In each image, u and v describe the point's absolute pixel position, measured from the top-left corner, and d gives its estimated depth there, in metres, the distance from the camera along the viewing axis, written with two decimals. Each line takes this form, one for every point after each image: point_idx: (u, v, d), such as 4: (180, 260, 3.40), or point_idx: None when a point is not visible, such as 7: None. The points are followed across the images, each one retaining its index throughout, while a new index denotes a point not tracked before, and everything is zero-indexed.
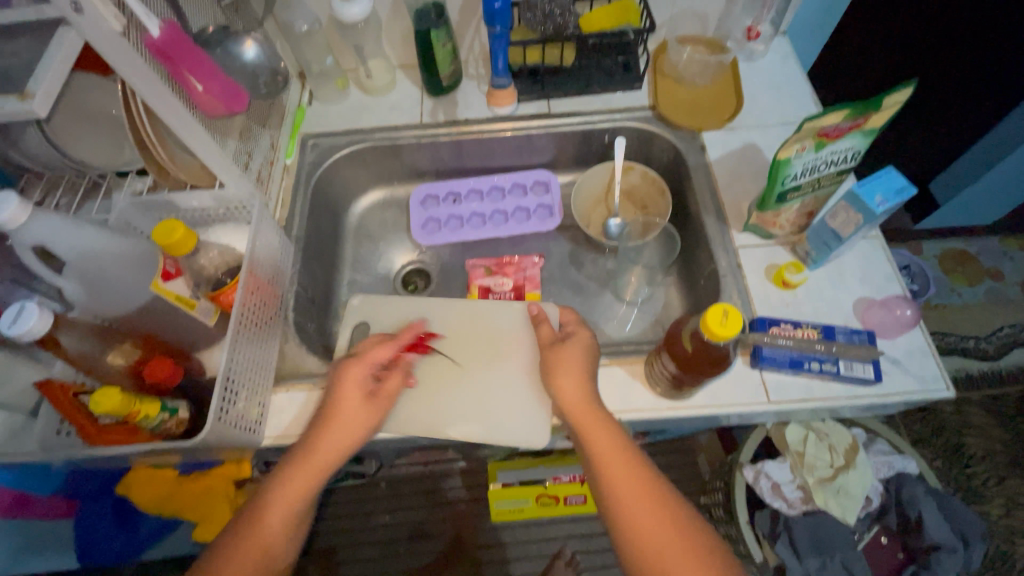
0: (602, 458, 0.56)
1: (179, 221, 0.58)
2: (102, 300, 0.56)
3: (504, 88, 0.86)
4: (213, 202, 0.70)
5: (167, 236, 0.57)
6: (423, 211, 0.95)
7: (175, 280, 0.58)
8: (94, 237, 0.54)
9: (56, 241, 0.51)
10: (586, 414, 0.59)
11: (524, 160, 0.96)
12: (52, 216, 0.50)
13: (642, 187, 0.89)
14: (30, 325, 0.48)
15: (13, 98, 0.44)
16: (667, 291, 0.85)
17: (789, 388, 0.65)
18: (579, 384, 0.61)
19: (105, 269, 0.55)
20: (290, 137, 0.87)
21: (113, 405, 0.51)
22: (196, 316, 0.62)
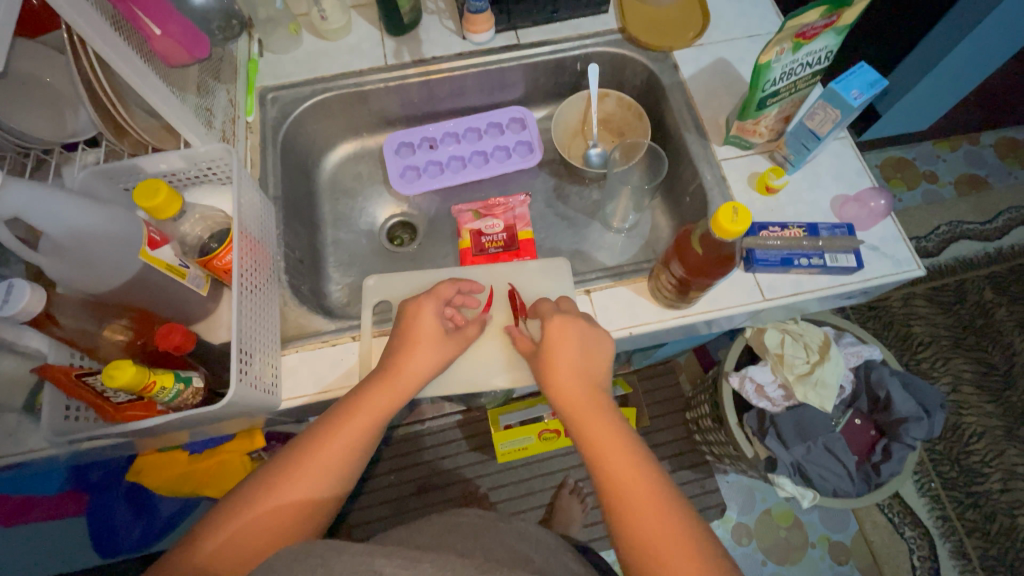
0: (598, 428, 0.55)
1: (162, 182, 0.54)
2: (87, 274, 0.52)
3: (481, 13, 0.82)
4: (184, 162, 0.64)
5: (149, 197, 0.53)
6: (399, 160, 0.92)
7: (162, 247, 0.55)
8: (71, 204, 0.50)
9: (33, 211, 0.47)
10: (580, 395, 0.57)
11: (496, 97, 0.93)
12: (25, 184, 0.46)
13: (618, 114, 0.90)
14: (25, 301, 0.46)
15: None
16: (653, 214, 0.87)
17: (781, 285, 0.70)
18: (571, 371, 0.58)
19: (86, 238, 0.50)
20: (246, 92, 0.81)
21: (128, 378, 0.48)
22: (188, 285, 0.59)
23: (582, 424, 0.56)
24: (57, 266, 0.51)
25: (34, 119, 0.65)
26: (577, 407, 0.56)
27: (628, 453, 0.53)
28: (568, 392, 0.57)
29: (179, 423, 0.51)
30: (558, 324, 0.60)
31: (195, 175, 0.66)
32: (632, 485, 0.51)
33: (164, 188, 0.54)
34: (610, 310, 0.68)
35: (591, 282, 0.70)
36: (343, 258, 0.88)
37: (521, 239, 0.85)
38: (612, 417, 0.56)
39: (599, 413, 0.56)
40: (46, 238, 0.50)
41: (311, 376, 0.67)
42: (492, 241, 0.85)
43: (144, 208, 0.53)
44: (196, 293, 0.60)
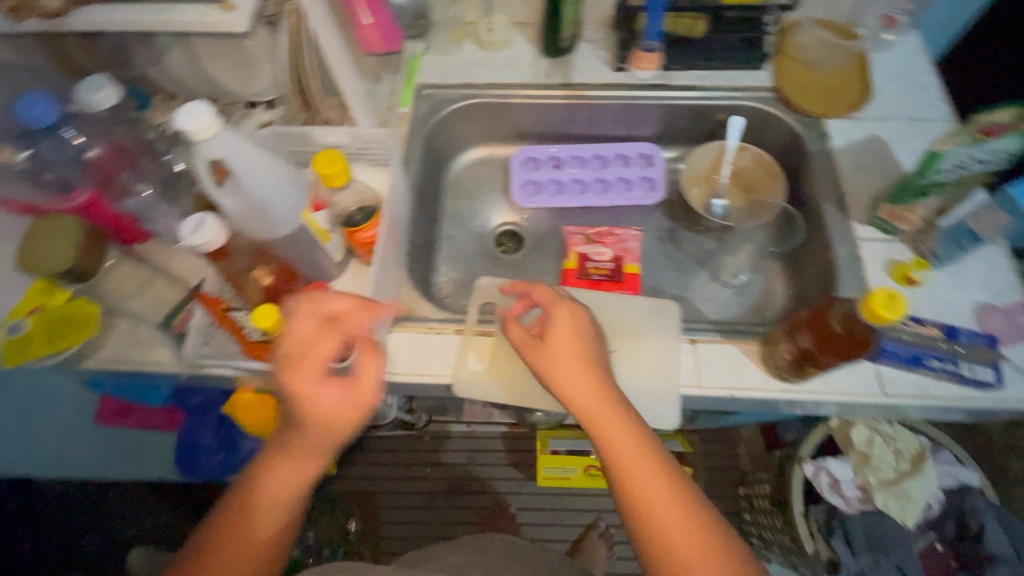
0: (618, 449, 0.54)
1: (339, 154, 0.61)
2: (254, 220, 0.56)
3: (650, 52, 0.85)
4: (349, 137, 0.69)
5: (327, 165, 0.61)
6: (523, 173, 0.95)
7: (320, 213, 0.62)
8: (264, 164, 0.54)
9: (235, 158, 0.51)
10: (593, 401, 0.55)
11: (629, 130, 0.94)
12: (233, 133, 0.51)
13: (752, 169, 0.88)
14: (209, 237, 0.55)
15: (218, 9, 0.47)
16: (766, 277, 0.84)
17: (903, 383, 0.65)
18: (581, 366, 0.56)
19: (266, 195, 0.54)
20: (406, 85, 0.87)
21: (271, 323, 0.53)
22: (326, 251, 0.63)
23: (601, 436, 0.55)
24: (233, 208, 0.55)
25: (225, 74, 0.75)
26: (595, 413, 0.55)
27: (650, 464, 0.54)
28: (578, 397, 0.56)
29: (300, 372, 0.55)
30: (558, 319, 0.59)
31: (356, 152, 0.70)
32: (650, 491, 0.53)
33: (339, 162, 0.61)
34: (714, 365, 0.65)
35: (700, 332, 0.67)
36: (451, 253, 0.92)
37: (627, 273, 0.84)
38: (625, 418, 0.56)
39: (618, 425, 0.55)
40: (232, 184, 0.54)
41: (412, 357, 0.70)
42: (597, 268, 0.85)
43: (319, 173, 0.61)
44: (329, 259, 0.64)
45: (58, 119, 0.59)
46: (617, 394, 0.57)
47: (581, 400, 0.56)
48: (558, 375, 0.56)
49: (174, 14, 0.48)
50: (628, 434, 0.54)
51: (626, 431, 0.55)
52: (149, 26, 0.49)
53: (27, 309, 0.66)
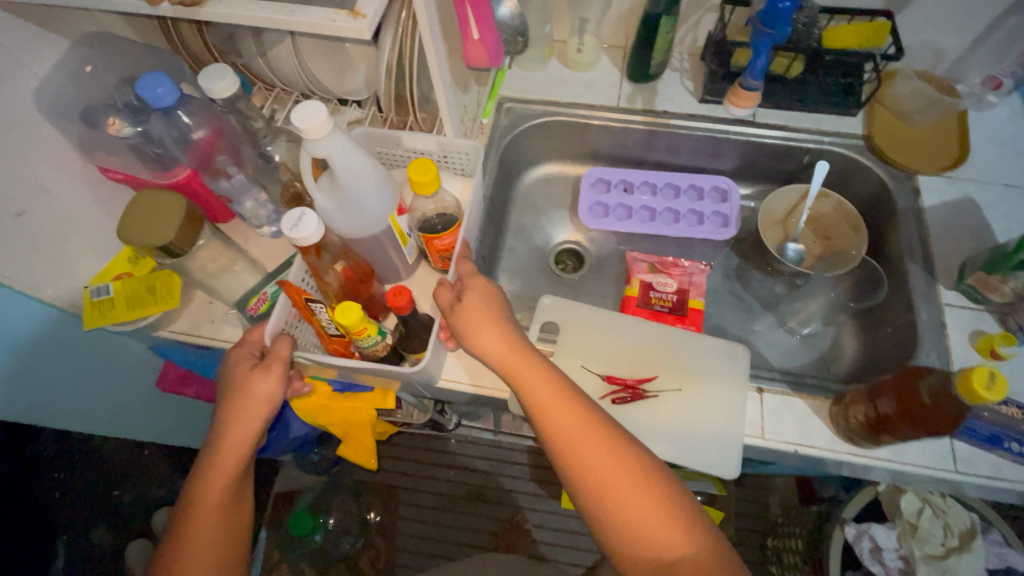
0: (544, 409, 0.54)
1: (433, 164, 0.59)
2: (343, 218, 0.57)
3: (751, 91, 0.81)
4: (436, 147, 0.71)
5: (419, 174, 0.59)
6: (592, 195, 0.95)
7: (403, 216, 0.62)
8: (367, 167, 0.56)
9: (338, 159, 0.53)
10: (514, 361, 0.56)
11: (706, 163, 0.93)
12: (341, 136, 0.52)
13: (831, 217, 0.86)
14: (310, 232, 0.53)
15: (347, 16, 0.48)
16: (835, 329, 0.82)
17: (979, 463, 0.62)
18: (505, 330, 0.57)
19: (364, 197, 0.56)
20: (489, 96, 0.88)
21: (351, 320, 0.55)
22: (402, 251, 0.66)
23: (528, 395, 0.55)
24: (328, 206, 0.57)
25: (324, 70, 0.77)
26: (522, 374, 0.55)
27: (584, 421, 0.53)
28: (505, 359, 0.56)
29: (367, 373, 0.56)
30: (476, 282, 0.61)
31: (443, 159, 0.73)
32: (584, 449, 0.52)
33: (432, 171, 0.60)
34: (779, 417, 0.64)
35: (766, 381, 0.66)
36: (513, 265, 0.92)
37: (691, 308, 0.83)
38: (552, 377, 0.55)
39: (545, 382, 0.55)
40: (332, 182, 0.56)
41: (469, 367, 0.70)
42: (660, 299, 0.83)
43: (411, 181, 0.59)
44: (403, 258, 0.68)
45: (174, 100, 0.60)
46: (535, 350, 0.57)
47: (510, 362, 0.56)
48: (474, 340, 0.57)
49: (304, 15, 0.49)
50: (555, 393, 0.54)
51: (552, 392, 0.54)
52: (276, 22, 0.50)
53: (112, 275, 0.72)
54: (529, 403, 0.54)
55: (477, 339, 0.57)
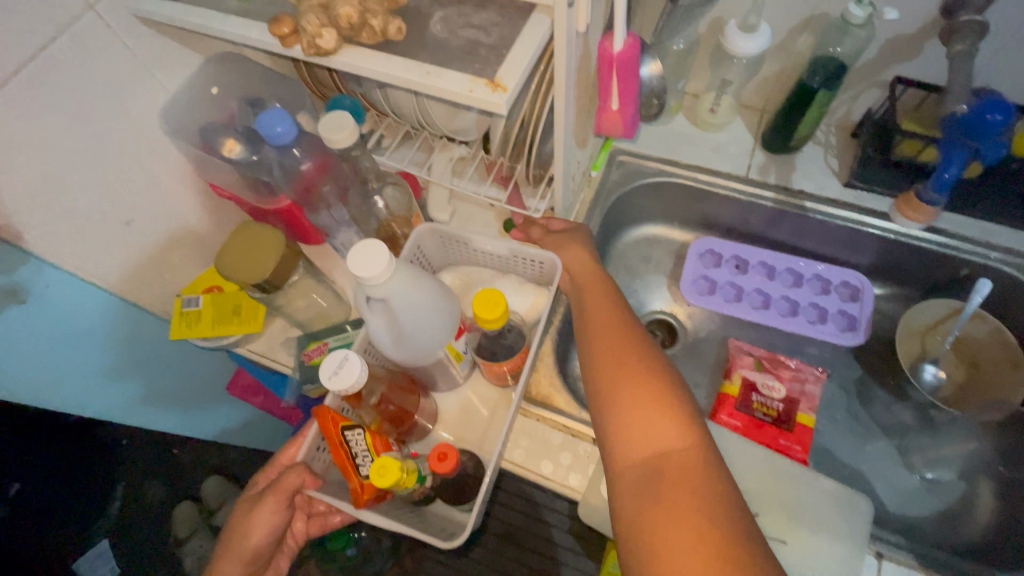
0: (608, 356, 0.54)
1: (502, 299, 0.56)
2: (396, 345, 0.55)
3: (932, 206, 0.67)
4: (508, 251, 0.67)
5: (486, 310, 0.56)
6: (698, 267, 0.86)
7: (460, 337, 0.60)
8: (425, 301, 0.54)
9: (397, 298, 0.51)
10: (608, 324, 0.58)
11: (836, 253, 0.82)
12: (403, 276, 0.50)
13: (989, 347, 0.72)
14: (353, 379, 0.50)
15: (485, 88, 0.43)
16: (971, 482, 0.69)
17: None
18: (603, 291, 0.62)
19: (420, 331, 0.54)
20: (605, 149, 0.81)
21: (388, 481, 0.51)
22: (456, 367, 0.63)
23: (601, 338, 0.57)
24: (381, 332, 0.54)
25: None
26: (604, 328, 0.57)
27: (643, 372, 0.51)
28: (592, 310, 0.60)
29: (397, 536, 0.51)
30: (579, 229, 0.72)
31: (512, 265, 0.70)
32: (630, 397, 0.50)
33: (500, 306, 0.56)
34: None
35: (890, 547, 0.57)
36: None
37: (799, 423, 0.72)
38: (630, 333, 0.56)
39: (626, 333, 0.56)
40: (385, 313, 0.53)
41: (539, 453, 0.65)
42: (763, 406, 0.73)
43: (476, 314, 0.57)
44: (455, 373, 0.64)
45: (292, 137, 0.59)
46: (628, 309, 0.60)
47: (598, 311, 0.60)
48: (568, 266, 0.67)
49: (438, 79, 0.45)
50: (628, 338, 0.55)
51: (625, 338, 0.55)
52: (404, 83, 0.46)
53: (205, 288, 0.71)
54: (598, 347, 0.56)
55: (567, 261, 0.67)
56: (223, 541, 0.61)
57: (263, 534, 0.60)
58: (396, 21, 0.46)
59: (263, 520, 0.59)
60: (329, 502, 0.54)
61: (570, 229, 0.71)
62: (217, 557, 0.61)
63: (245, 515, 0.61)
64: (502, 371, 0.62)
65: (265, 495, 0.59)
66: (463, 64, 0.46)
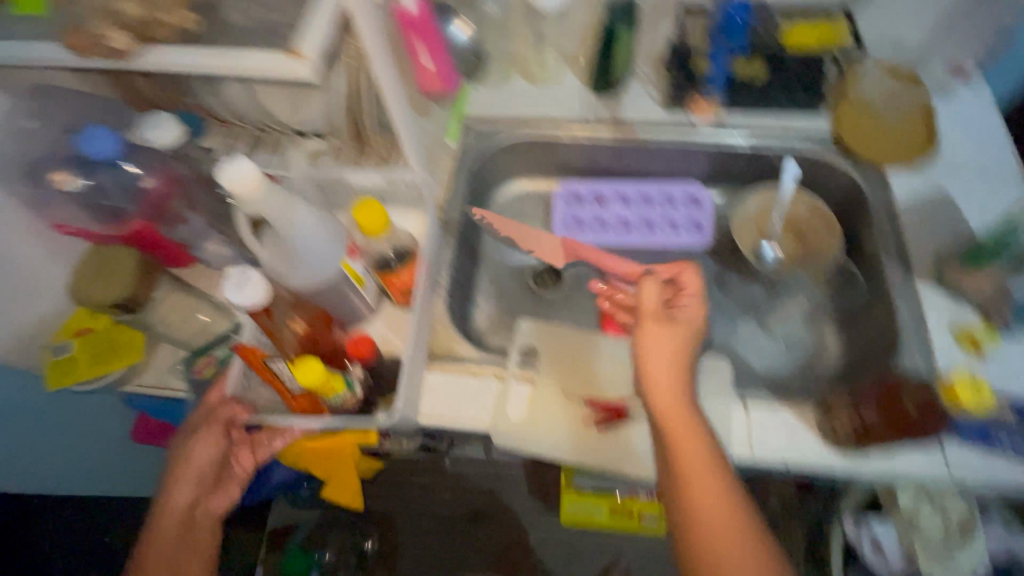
0: (686, 470, 0.56)
1: (379, 206, 0.64)
2: (289, 271, 0.57)
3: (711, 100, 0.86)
4: (382, 180, 0.69)
5: (369, 216, 0.64)
6: (566, 209, 0.93)
7: (355, 258, 0.62)
8: (308, 219, 0.56)
9: (273, 214, 0.53)
10: (673, 411, 0.58)
11: (676, 171, 0.92)
12: (274, 189, 0.52)
13: (808, 220, 0.83)
14: (253, 296, 0.53)
15: (286, 57, 0.47)
16: (816, 331, 0.81)
17: (971, 464, 0.60)
18: (687, 430, 0.57)
19: (308, 245, 0.56)
20: (454, 117, 0.87)
21: (312, 376, 0.55)
22: (362, 294, 0.64)
23: (676, 443, 0.57)
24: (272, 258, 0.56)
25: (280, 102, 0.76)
26: (673, 428, 0.57)
27: (714, 482, 0.55)
28: (664, 397, 0.59)
29: (342, 427, 0.55)
30: (684, 270, 0.66)
31: (387, 195, 0.72)
32: (712, 514, 0.54)
33: (380, 213, 0.64)
34: (766, 431, 0.63)
35: (752, 397, 0.65)
36: (491, 287, 0.90)
37: None
38: (701, 434, 0.57)
39: (694, 436, 0.57)
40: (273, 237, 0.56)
41: (449, 401, 0.68)
42: None
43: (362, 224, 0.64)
44: (363, 299, 0.66)
45: (116, 153, 0.61)
46: (705, 431, 0.58)
47: (687, 459, 0.56)
48: (642, 361, 0.61)
49: (242, 59, 0.48)
50: (702, 450, 0.56)
51: (699, 449, 0.56)
52: (211, 69, 0.48)
53: (78, 329, 0.69)
54: (675, 450, 0.57)
55: (648, 362, 0.61)
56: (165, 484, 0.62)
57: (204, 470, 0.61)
58: (191, 16, 0.51)
59: (197, 450, 0.60)
60: (269, 419, 0.59)
61: (661, 333, 0.62)
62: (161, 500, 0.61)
63: (182, 446, 0.62)
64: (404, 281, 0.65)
65: (202, 426, 0.60)
66: (264, 42, 0.49)
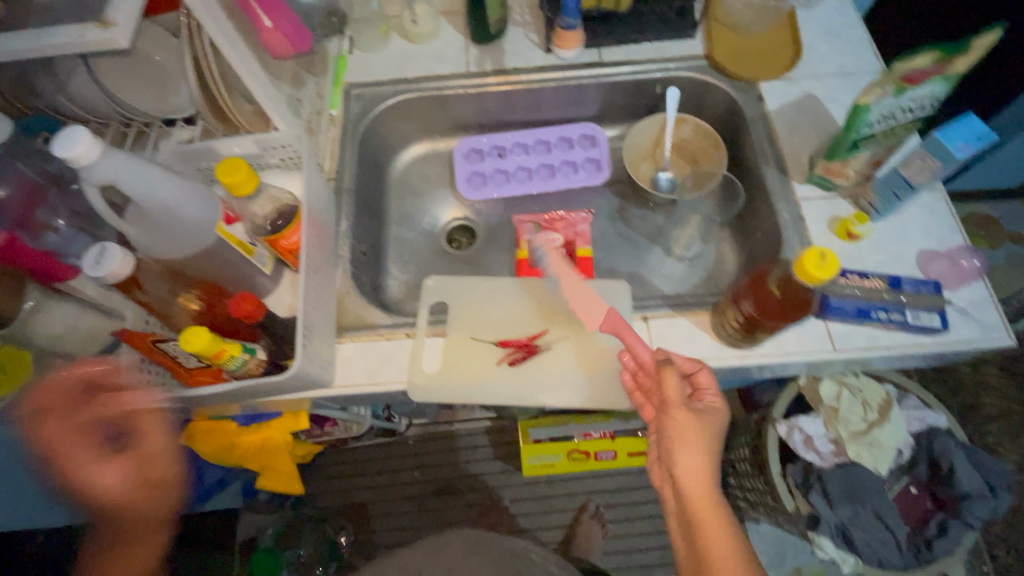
0: (712, 553, 0.54)
1: (242, 161, 0.57)
2: (163, 242, 0.57)
3: (572, 30, 0.83)
4: (257, 146, 0.67)
5: (230, 176, 0.56)
6: (467, 166, 0.93)
7: (235, 225, 0.59)
8: (167, 185, 0.54)
9: (124, 179, 0.52)
10: (701, 497, 0.57)
11: (569, 112, 0.93)
12: (117, 155, 0.51)
13: (694, 140, 0.88)
14: (110, 266, 0.50)
15: (95, 27, 0.45)
16: (717, 247, 0.85)
17: (854, 338, 0.65)
18: (716, 518, 0.55)
19: (171, 210, 0.55)
20: (334, 86, 0.84)
21: (203, 345, 0.51)
22: (253, 261, 0.62)
23: (701, 524, 0.56)
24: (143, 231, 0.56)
25: (142, 96, 0.71)
26: (700, 510, 0.56)
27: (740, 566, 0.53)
28: (690, 485, 0.58)
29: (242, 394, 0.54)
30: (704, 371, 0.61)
31: (265, 160, 0.70)
32: None
33: (245, 168, 0.57)
34: (668, 341, 0.67)
35: (650, 308, 0.68)
36: (403, 255, 0.89)
37: (580, 257, 0.83)
38: (726, 514, 0.56)
39: (720, 519, 0.55)
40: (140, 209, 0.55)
41: (364, 366, 0.68)
42: (550, 254, 0.84)
43: (226, 186, 0.57)
44: (259, 270, 0.64)
45: None
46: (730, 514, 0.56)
47: (717, 552, 0.54)
48: (673, 447, 0.59)
49: (50, 37, 0.45)
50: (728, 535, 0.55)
51: (725, 534, 0.55)
52: (14, 49, 0.45)
53: None
54: (700, 534, 0.55)
55: (677, 445, 0.58)
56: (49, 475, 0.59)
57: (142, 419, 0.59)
58: None
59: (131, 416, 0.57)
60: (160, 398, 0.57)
61: (693, 425, 0.58)
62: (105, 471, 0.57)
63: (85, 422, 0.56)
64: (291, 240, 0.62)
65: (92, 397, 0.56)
66: (72, 16, 0.46)
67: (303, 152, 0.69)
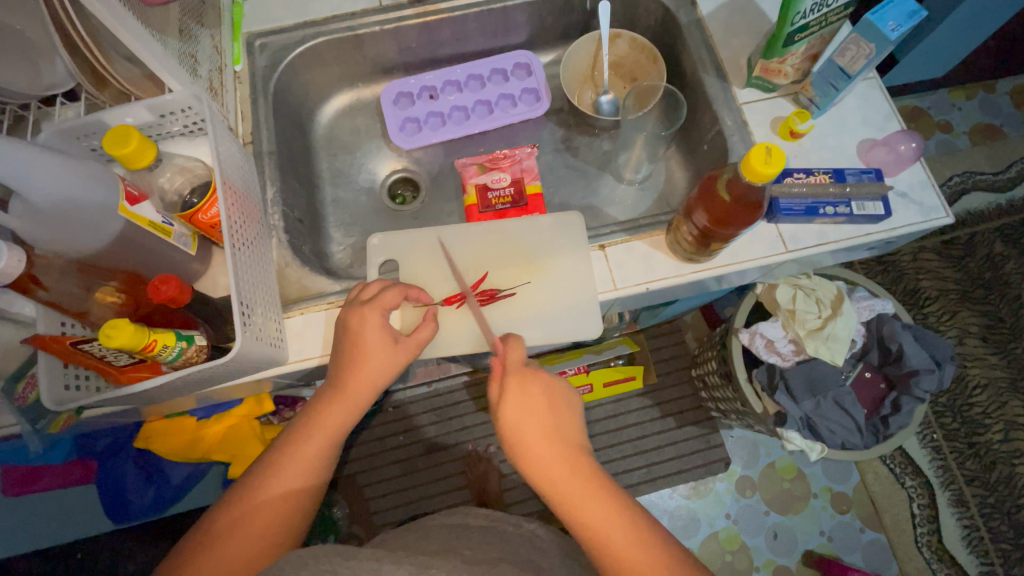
0: (577, 506, 0.52)
1: (133, 128, 0.50)
2: (65, 234, 0.51)
3: None
4: (153, 113, 0.60)
5: (119, 146, 0.50)
6: (398, 112, 0.87)
7: (143, 204, 0.53)
8: (50, 165, 0.49)
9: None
10: (558, 462, 0.54)
11: (499, 41, 0.87)
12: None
13: (631, 56, 0.84)
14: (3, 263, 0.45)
15: None
16: (665, 166, 0.83)
17: (804, 236, 0.67)
18: (580, 474, 0.54)
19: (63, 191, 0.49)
20: (232, 39, 0.75)
21: (127, 339, 0.47)
22: (174, 243, 0.57)
23: (561, 485, 0.53)
24: (35, 229, 0.49)
25: (9, 70, 0.59)
26: (555, 475, 0.53)
27: (612, 513, 0.52)
28: (540, 458, 0.54)
29: (187, 380, 0.50)
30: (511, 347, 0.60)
31: (166, 129, 0.62)
32: (615, 539, 0.51)
33: (135, 136, 0.50)
34: (625, 266, 0.66)
35: (606, 236, 0.67)
36: (344, 218, 0.84)
37: (530, 194, 0.81)
38: (589, 475, 0.54)
39: (581, 477, 0.53)
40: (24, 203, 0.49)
41: (319, 338, 0.65)
42: (499, 197, 0.81)
43: (115, 157, 0.50)
44: (183, 252, 0.59)
45: None
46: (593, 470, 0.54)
47: (584, 508, 0.52)
48: (515, 427, 0.55)
49: None
50: (591, 490, 0.53)
51: (589, 491, 0.53)
52: None
53: None
54: (565, 492, 0.53)
55: (520, 426, 0.55)
56: (310, 412, 0.58)
57: (376, 384, 0.59)
58: None
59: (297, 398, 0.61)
60: (94, 401, 0.52)
61: (527, 399, 0.56)
62: (311, 427, 0.57)
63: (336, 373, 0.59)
64: (210, 213, 0.56)
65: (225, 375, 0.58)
66: None
67: (206, 113, 0.61)
